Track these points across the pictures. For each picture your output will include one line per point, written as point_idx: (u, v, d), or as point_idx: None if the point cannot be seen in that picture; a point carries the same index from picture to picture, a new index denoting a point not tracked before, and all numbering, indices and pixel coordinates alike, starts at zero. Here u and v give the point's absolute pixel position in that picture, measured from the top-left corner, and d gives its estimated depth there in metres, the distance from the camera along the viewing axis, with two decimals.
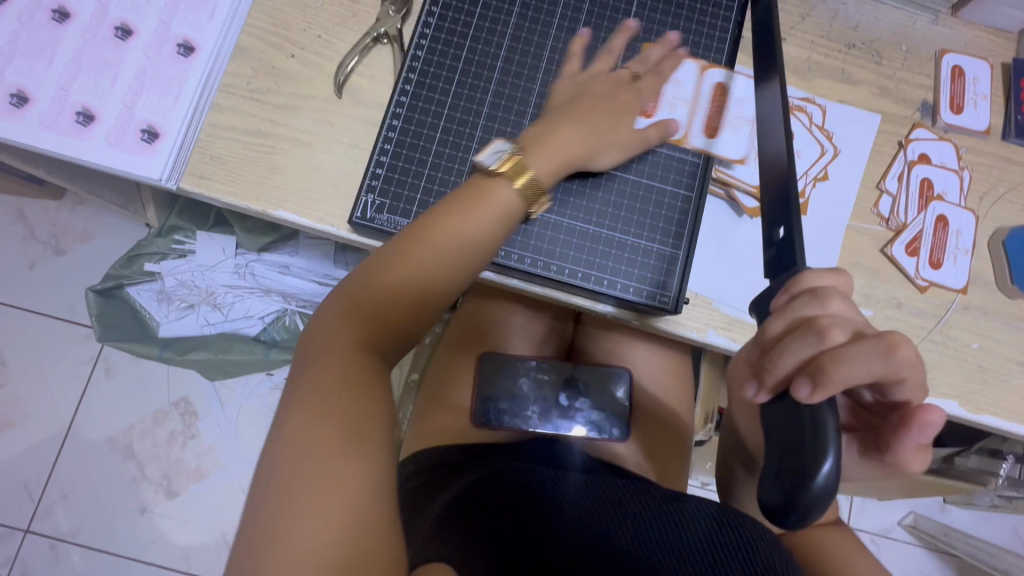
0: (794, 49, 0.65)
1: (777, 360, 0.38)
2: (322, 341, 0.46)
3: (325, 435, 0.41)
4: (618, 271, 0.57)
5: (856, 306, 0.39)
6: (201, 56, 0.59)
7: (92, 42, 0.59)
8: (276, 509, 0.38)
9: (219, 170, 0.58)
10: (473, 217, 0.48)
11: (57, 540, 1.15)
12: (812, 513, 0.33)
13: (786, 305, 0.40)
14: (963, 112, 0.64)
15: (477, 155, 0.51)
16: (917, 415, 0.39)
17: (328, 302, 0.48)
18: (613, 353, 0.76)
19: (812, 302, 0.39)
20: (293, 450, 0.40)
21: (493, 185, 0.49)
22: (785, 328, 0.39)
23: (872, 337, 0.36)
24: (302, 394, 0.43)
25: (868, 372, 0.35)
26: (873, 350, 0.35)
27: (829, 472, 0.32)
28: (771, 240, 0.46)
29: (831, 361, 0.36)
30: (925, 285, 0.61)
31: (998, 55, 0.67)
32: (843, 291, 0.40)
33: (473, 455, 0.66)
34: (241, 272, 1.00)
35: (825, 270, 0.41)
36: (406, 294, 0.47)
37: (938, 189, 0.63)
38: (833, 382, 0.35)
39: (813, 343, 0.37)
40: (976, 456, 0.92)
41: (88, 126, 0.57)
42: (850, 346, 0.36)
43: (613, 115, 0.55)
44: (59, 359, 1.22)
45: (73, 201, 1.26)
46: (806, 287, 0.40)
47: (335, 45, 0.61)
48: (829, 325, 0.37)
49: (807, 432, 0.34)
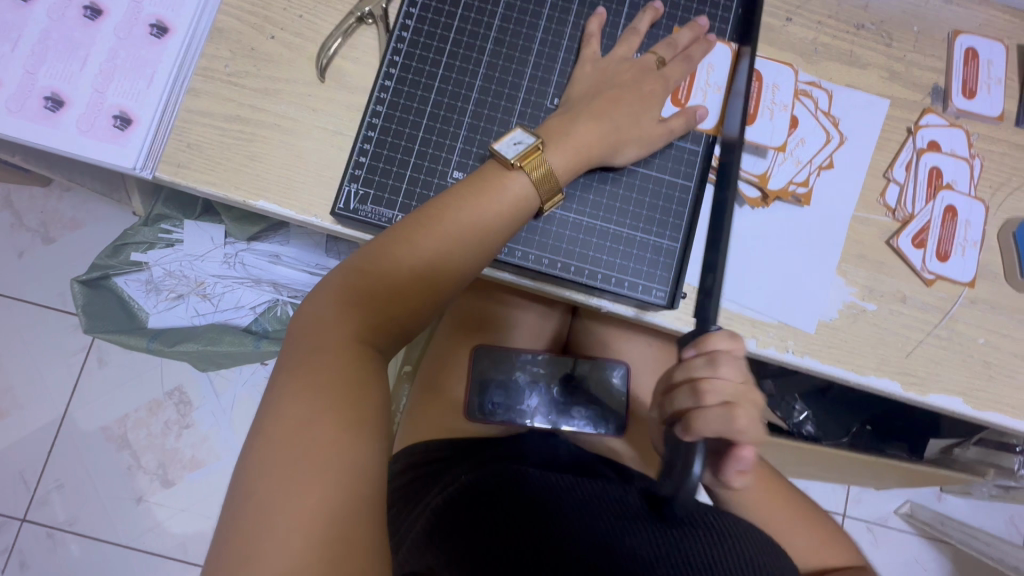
0: (800, 30, 0.62)
1: (669, 407, 0.47)
2: (308, 337, 0.43)
3: (303, 446, 0.38)
4: (613, 265, 0.55)
5: (741, 369, 0.45)
6: (176, 37, 0.56)
7: (60, 22, 0.56)
8: (248, 526, 0.36)
9: (197, 158, 0.55)
10: (470, 209, 0.47)
11: (52, 529, 1.15)
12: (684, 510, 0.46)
13: (688, 359, 0.47)
14: (975, 97, 0.62)
15: (497, 142, 0.50)
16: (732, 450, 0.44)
17: (317, 294, 0.46)
18: (608, 346, 0.74)
19: (704, 364, 0.45)
20: (270, 460, 0.38)
21: (500, 178, 0.49)
22: (683, 379, 0.47)
23: (727, 406, 0.43)
24: (283, 396, 0.40)
25: (719, 431, 0.43)
26: (722, 416, 0.43)
27: (699, 470, 0.45)
28: (703, 289, 0.56)
29: (697, 416, 0.44)
30: (931, 278, 0.58)
31: (1015, 37, 0.64)
32: (735, 355, 0.46)
33: (465, 452, 0.64)
34: (231, 262, 0.98)
35: (725, 334, 0.47)
36: (404, 288, 0.46)
37: (948, 178, 0.61)
38: (693, 432, 0.44)
39: (691, 399, 0.45)
40: (976, 448, 0.89)
41: (58, 112, 0.54)
42: (718, 409, 0.43)
43: (637, 108, 0.54)
44: (50, 349, 1.20)
45: (60, 188, 1.23)
46: (709, 348, 0.46)
47: (317, 26, 0.58)
48: (706, 389, 0.44)
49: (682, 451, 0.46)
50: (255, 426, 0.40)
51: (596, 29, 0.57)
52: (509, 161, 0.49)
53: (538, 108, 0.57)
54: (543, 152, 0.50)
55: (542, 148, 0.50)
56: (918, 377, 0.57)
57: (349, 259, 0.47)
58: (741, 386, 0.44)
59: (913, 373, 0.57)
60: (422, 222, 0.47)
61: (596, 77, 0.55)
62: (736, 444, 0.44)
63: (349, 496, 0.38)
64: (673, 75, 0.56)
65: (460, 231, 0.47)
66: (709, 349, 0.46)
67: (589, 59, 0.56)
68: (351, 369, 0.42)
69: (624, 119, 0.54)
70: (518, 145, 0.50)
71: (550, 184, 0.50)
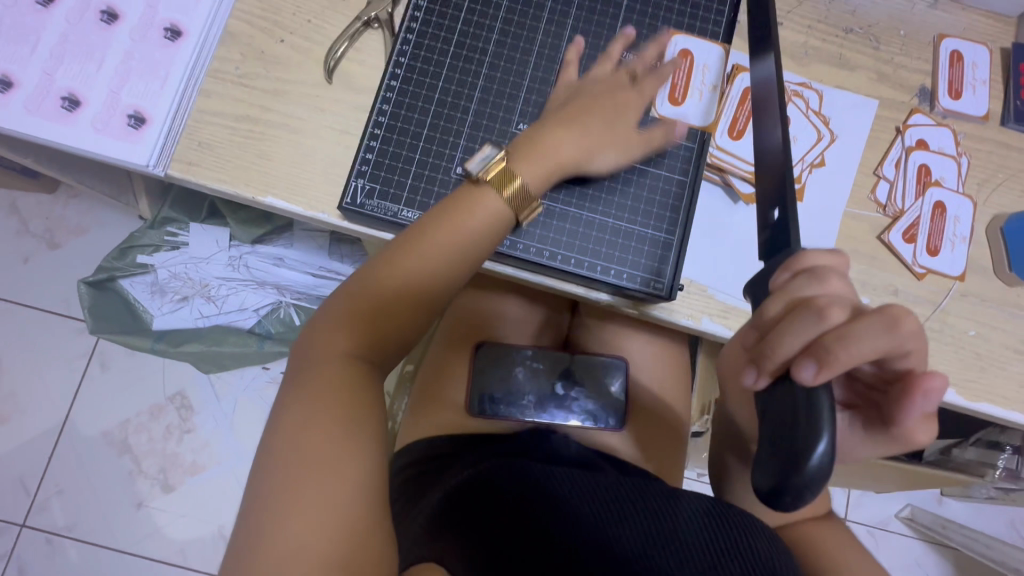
0: (790, 34, 0.64)
1: (777, 343, 0.37)
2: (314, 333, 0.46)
3: (304, 441, 0.40)
4: (612, 258, 0.57)
5: (853, 286, 0.38)
6: (189, 41, 0.58)
7: (78, 26, 0.58)
8: (261, 515, 0.38)
9: (208, 156, 0.57)
10: (445, 229, 0.48)
11: (53, 535, 1.15)
12: (806, 493, 0.32)
13: (782, 284, 0.39)
14: (961, 97, 0.64)
15: (466, 163, 0.52)
16: (921, 382, 0.37)
17: (320, 316, 0.48)
18: (608, 342, 0.75)
19: (811, 283, 0.38)
20: (277, 457, 0.40)
21: (476, 191, 0.50)
22: (784, 308, 0.39)
23: (873, 312, 0.35)
24: (293, 397, 0.43)
25: (881, 349, 0.34)
26: (876, 328, 0.34)
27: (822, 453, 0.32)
28: (767, 222, 0.45)
29: (835, 341, 0.35)
30: (922, 271, 0.60)
31: (998, 41, 0.66)
32: (841, 272, 0.39)
33: (463, 448, 0.66)
34: (235, 264, 0.99)
35: (822, 248, 0.40)
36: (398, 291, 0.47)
37: (936, 176, 0.62)
38: (838, 364, 0.34)
39: (812, 326, 0.36)
40: (974, 448, 0.91)
41: (74, 112, 0.56)
42: (853, 324, 0.35)
43: (610, 118, 0.55)
44: (54, 353, 1.21)
45: (67, 194, 1.24)
46: (806, 266, 0.39)
47: (325, 30, 0.60)
48: (828, 304, 0.36)
49: (805, 418, 0.34)
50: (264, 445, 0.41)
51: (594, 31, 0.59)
52: (475, 174, 0.50)
53: (539, 106, 0.59)
54: (508, 161, 0.51)
55: (508, 158, 0.52)
56: None
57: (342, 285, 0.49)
58: (855, 298, 0.38)
59: None
60: (405, 245, 0.48)
61: (574, 88, 0.57)
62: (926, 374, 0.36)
63: (345, 491, 0.39)
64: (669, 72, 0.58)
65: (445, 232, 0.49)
66: (806, 266, 0.39)
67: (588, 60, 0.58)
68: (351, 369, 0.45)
69: (607, 124, 0.55)
70: (486, 160, 0.52)
71: (518, 194, 0.50)
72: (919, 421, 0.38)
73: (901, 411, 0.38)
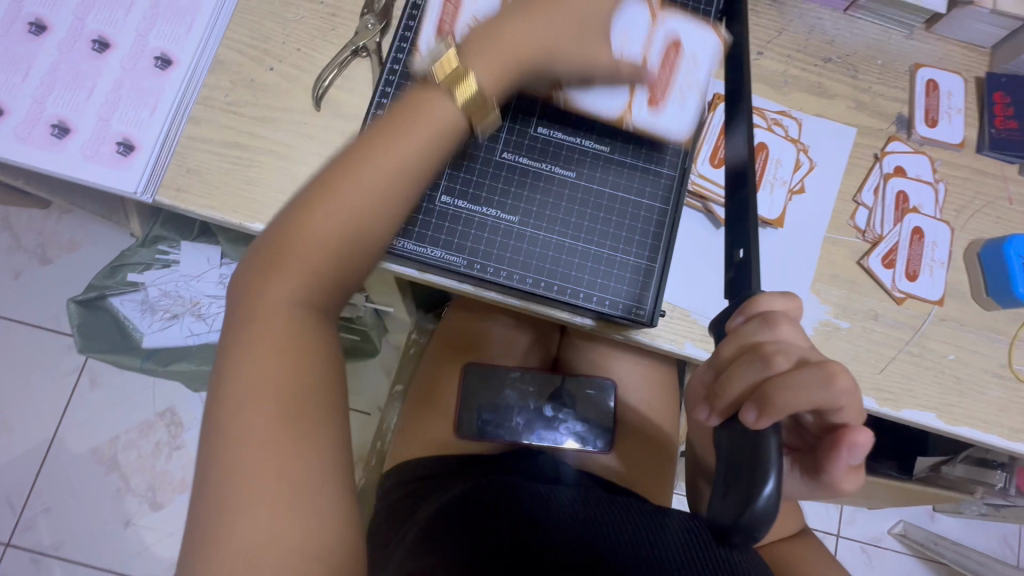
0: (771, 63, 0.65)
1: (726, 385, 0.39)
2: (243, 316, 0.40)
3: (257, 446, 0.36)
4: (595, 285, 0.57)
5: (804, 332, 0.39)
6: (179, 69, 0.59)
7: (69, 54, 0.58)
8: (203, 536, 0.35)
9: (196, 182, 0.58)
10: (388, 155, 0.41)
11: (38, 555, 1.13)
12: (756, 532, 0.34)
13: (738, 328, 0.40)
14: (937, 125, 0.65)
15: (421, 71, 0.44)
16: (847, 436, 0.39)
17: (257, 268, 0.41)
18: (595, 363, 0.75)
19: (763, 327, 0.39)
20: (236, 432, 0.37)
21: (422, 100, 0.43)
22: (737, 351, 0.40)
23: (812, 365, 0.36)
24: (235, 393, 0.38)
25: (817, 399, 0.36)
26: (812, 378, 0.35)
27: (769, 493, 0.33)
28: (731, 261, 0.47)
29: (775, 387, 0.36)
30: (901, 296, 0.61)
31: (972, 70, 0.68)
32: (793, 316, 0.40)
33: (454, 467, 0.65)
34: (227, 282, 1.00)
35: (778, 292, 0.40)
36: (336, 244, 0.40)
37: (914, 202, 0.64)
38: (778, 410, 0.35)
39: (758, 370, 0.37)
40: (963, 466, 0.89)
41: (64, 138, 0.57)
42: (794, 372, 0.36)
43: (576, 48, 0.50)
44: (43, 370, 1.20)
45: (59, 210, 1.25)
46: (760, 311, 0.40)
47: (313, 59, 0.61)
48: (774, 352, 0.37)
49: (757, 454, 0.35)
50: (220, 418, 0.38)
51: None
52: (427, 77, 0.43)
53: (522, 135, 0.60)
54: (469, 71, 0.43)
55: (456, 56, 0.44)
56: (892, 393, 0.59)
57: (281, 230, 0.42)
58: (805, 347, 0.39)
59: (887, 389, 0.59)
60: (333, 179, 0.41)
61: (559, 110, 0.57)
62: (854, 428, 0.39)
63: (308, 496, 0.36)
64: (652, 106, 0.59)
65: (391, 171, 0.41)
66: (760, 312, 0.40)
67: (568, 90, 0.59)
68: (287, 367, 0.39)
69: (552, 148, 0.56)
70: (436, 60, 0.44)
71: (478, 109, 0.44)
72: (852, 474, 0.41)
73: (830, 461, 0.40)
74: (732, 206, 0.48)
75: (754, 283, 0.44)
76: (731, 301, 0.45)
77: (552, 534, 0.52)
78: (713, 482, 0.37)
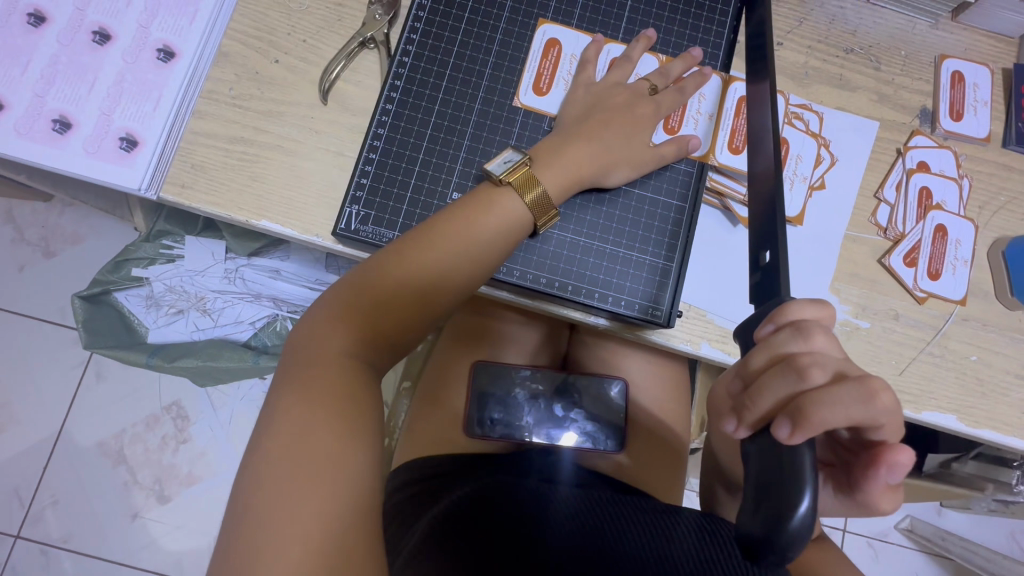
0: (791, 55, 0.63)
1: (757, 397, 0.37)
2: (302, 362, 0.43)
3: (296, 470, 0.38)
4: (611, 284, 0.56)
5: (839, 342, 0.38)
6: (182, 62, 0.57)
7: (69, 46, 0.57)
8: (239, 553, 0.36)
9: (200, 178, 0.56)
10: (471, 225, 0.48)
11: (47, 546, 1.14)
12: (788, 553, 0.32)
13: (768, 336, 0.39)
14: (963, 119, 0.63)
15: (488, 163, 0.51)
16: (887, 454, 0.38)
17: (320, 308, 0.47)
18: (607, 362, 0.74)
19: (796, 337, 0.38)
20: (278, 451, 0.39)
21: (490, 192, 0.50)
22: (768, 361, 0.39)
23: (852, 380, 0.35)
24: (279, 418, 0.40)
25: (854, 415, 0.35)
26: (852, 394, 0.34)
27: (805, 511, 0.32)
28: (758, 264, 0.45)
29: (811, 402, 0.35)
30: (923, 296, 0.59)
31: (1000, 61, 0.66)
32: (826, 326, 0.39)
33: (466, 465, 0.65)
34: (231, 277, 0.98)
35: (810, 301, 0.39)
36: (404, 312, 0.46)
37: (937, 199, 0.62)
38: (813, 425, 0.34)
39: (792, 383, 0.36)
40: (974, 462, 0.88)
41: (66, 133, 0.55)
42: (831, 387, 0.35)
43: (628, 130, 0.56)
44: (49, 363, 1.20)
45: (62, 203, 1.24)
46: (792, 319, 0.39)
47: (320, 51, 0.60)
48: (810, 365, 0.36)
49: (789, 471, 0.34)
50: (257, 440, 0.40)
51: (593, 54, 0.58)
52: (497, 178, 0.51)
53: (536, 130, 0.58)
54: (530, 168, 0.52)
55: (530, 164, 0.52)
56: (913, 395, 0.58)
57: (352, 276, 0.47)
58: (842, 359, 0.37)
59: (907, 391, 0.58)
60: (416, 238, 0.47)
61: (588, 100, 0.57)
62: (895, 445, 0.38)
63: (342, 520, 0.38)
64: (667, 102, 0.57)
65: (458, 250, 0.48)
66: (792, 321, 0.39)
67: (584, 83, 0.58)
68: (340, 407, 0.41)
69: (615, 142, 0.55)
70: (507, 163, 0.52)
71: (545, 207, 0.51)
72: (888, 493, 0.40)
73: (867, 479, 0.39)
74: (756, 210, 0.47)
75: (784, 279, 0.42)
76: (758, 307, 0.44)
77: (565, 536, 0.51)
78: (741, 496, 0.35)
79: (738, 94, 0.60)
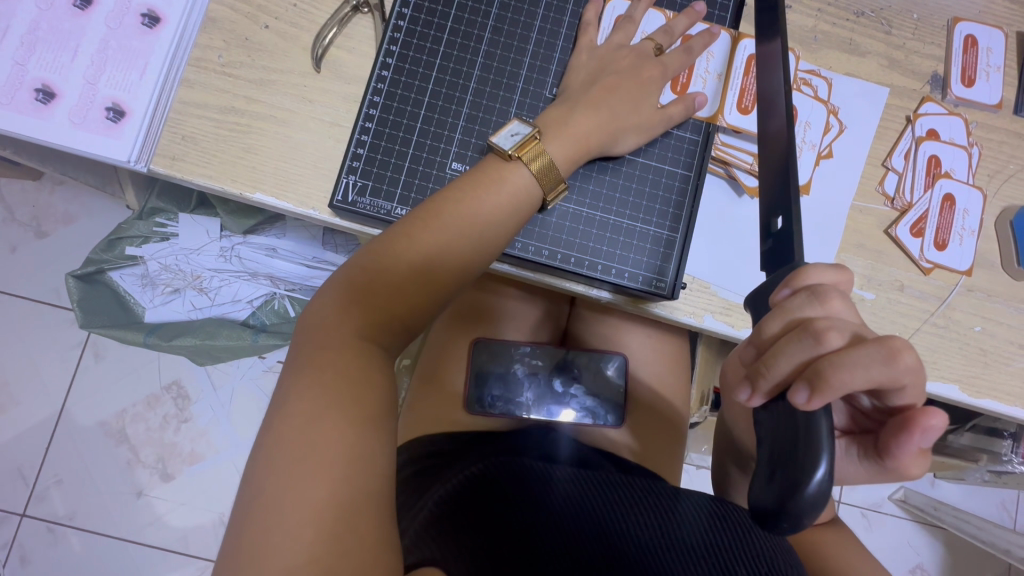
0: (799, 18, 0.61)
1: (772, 363, 0.35)
2: (314, 339, 0.43)
3: (305, 456, 0.37)
4: (614, 257, 0.55)
5: (856, 307, 0.36)
6: (168, 28, 0.55)
7: (49, 12, 0.54)
8: (248, 537, 0.35)
9: (191, 150, 0.55)
10: (477, 206, 0.47)
11: (53, 524, 1.15)
12: (802, 520, 0.30)
13: (783, 300, 0.38)
14: (974, 84, 0.62)
15: (494, 135, 0.49)
16: (919, 418, 0.35)
17: (325, 290, 0.46)
18: (608, 336, 0.74)
19: (810, 302, 0.36)
20: (285, 436, 0.38)
21: (499, 169, 0.49)
22: (783, 328, 0.37)
23: (873, 341, 0.33)
24: (288, 405, 0.39)
25: (875, 379, 0.32)
26: (873, 356, 0.32)
27: (821, 479, 0.30)
28: (770, 231, 0.44)
29: (829, 364, 0.33)
30: (928, 266, 0.59)
31: (1013, 24, 0.64)
32: (844, 290, 0.37)
33: (471, 442, 0.64)
34: (227, 255, 0.97)
35: (827, 266, 0.38)
36: (411, 293, 0.45)
37: (946, 167, 0.61)
38: (832, 389, 0.32)
39: (811, 348, 0.34)
40: (970, 433, 0.89)
41: (50, 104, 0.53)
42: (847, 352, 0.33)
43: (637, 95, 0.54)
44: (46, 343, 1.19)
45: (52, 181, 1.21)
46: (808, 283, 0.38)
47: (311, 15, 0.57)
48: (825, 328, 0.34)
49: (802, 434, 0.32)
50: (265, 423, 0.40)
51: (594, 17, 0.57)
52: (507, 153, 0.49)
53: (537, 98, 0.56)
54: (541, 142, 0.50)
55: (538, 137, 0.50)
56: None
57: (357, 255, 0.46)
58: (856, 323, 0.36)
59: None
60: (422, 218, 0.46)
61: (593, 65, 0.55)
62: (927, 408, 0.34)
63: (354, 500, 0.37)
64: (672, 63, 0.56)
65: (466, 231, 0.47)
66: (808, 285, 0.37)
67: (587, 47, 0.56)
68: (351, 392, 0.41)
69: (623, 108, 0.53)
70: (516, 137, 0.50)
71: (550, 174, 0.49)
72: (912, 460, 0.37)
73: (898, 446, 0.36)
74: (768, 176, 0.46)
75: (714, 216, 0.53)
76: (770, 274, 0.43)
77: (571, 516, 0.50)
78: (756, 468, 0.34)
79: (748, 52, 0.58)
